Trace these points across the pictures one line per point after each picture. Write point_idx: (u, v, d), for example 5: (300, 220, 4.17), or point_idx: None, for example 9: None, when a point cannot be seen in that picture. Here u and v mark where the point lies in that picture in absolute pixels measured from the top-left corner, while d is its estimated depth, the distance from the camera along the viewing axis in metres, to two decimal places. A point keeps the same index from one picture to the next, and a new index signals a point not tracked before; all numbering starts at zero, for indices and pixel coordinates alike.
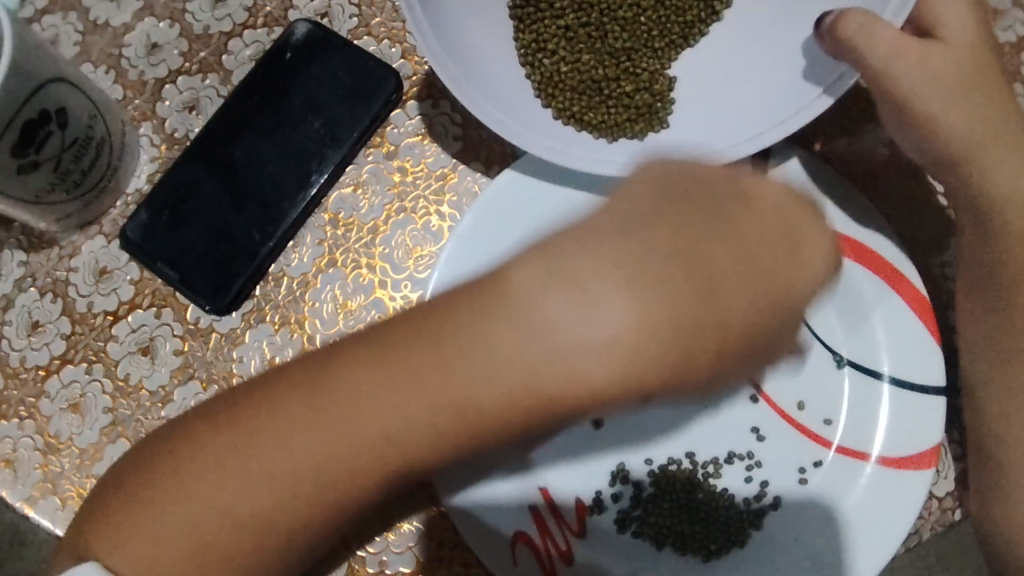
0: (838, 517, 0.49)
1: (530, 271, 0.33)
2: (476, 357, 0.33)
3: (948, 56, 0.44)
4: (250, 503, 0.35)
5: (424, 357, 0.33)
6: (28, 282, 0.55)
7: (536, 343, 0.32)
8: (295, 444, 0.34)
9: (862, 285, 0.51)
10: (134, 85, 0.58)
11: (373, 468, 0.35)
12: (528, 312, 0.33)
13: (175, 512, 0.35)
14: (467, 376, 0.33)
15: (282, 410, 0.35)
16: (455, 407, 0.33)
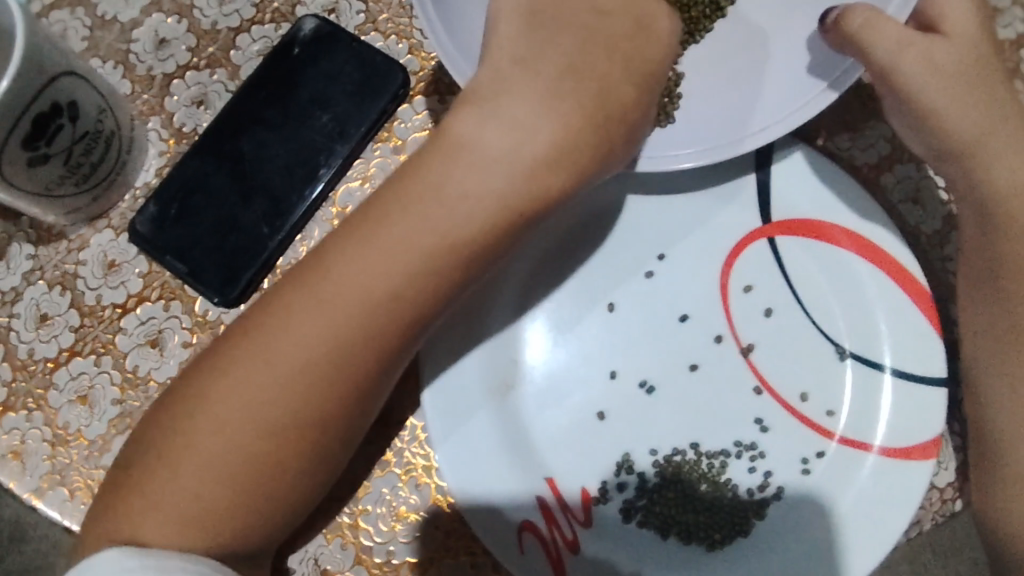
0: (841, 506, 0.50)
1: (468, 128, 0.41)
2: (402, 218, 0.40)
3: (950, 49, 0.44)
4: (251, 424, 0.38)
5: (388, 251, 0.39)
6: (36, 275, 0.55)
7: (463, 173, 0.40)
8: (265, 347, 0.39)
9: (863, 277, 0.52)
10: (142, 79, 0.58)
11: (364, 353, 0.39)
12: (443, 183, 0.40)
13: (188, 471, 0.38)
14: (404, 235, 0.39)
15: (262, 334, 0.39)
16: (414, 269, 0.39)
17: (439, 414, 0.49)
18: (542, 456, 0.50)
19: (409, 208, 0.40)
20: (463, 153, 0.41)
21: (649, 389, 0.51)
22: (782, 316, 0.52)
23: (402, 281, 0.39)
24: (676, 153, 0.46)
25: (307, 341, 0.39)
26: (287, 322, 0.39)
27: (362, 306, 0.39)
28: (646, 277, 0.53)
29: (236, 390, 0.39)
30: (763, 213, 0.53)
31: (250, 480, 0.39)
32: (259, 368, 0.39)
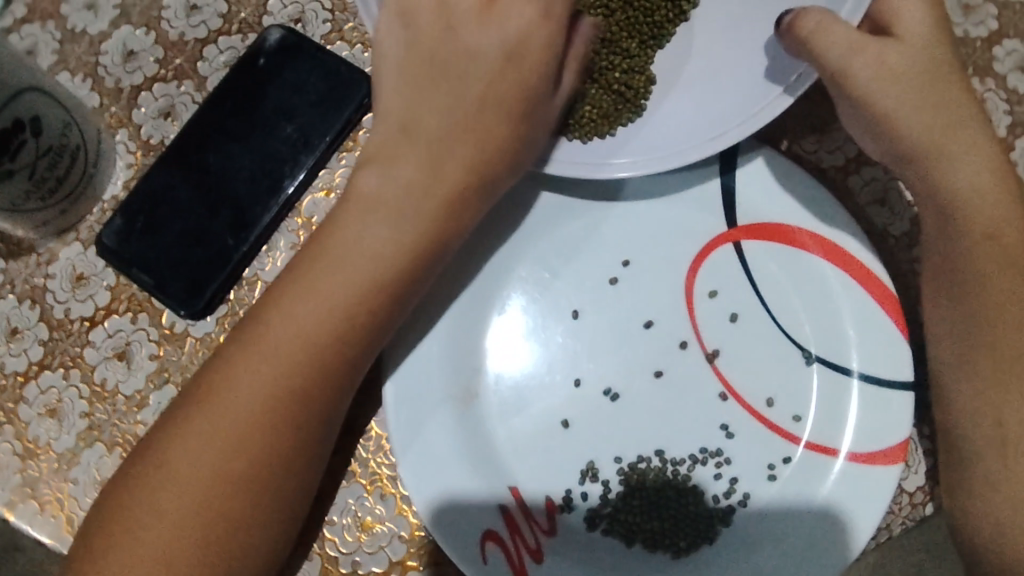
0: (806, 513, 0.50)
1: (370, 180, 0.45)
2: (325, 268, 0.44)
3: (904, 53, 0.44)
4: (212, 473, 0.41)
5: (315, 300, 0.43)
6: (6, 288, 0.56)
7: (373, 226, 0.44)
8: (219, 399, 0.42)
9: (829, 282, 0.51)
10: (110, 92, 0.58)
11: (306, 390, 0.43)
12: (354, 239, 0.44)
13: (155, 527, 0.40)
14: (328, 281, 0.44)
15: (213, 388, 0.43)
16: (343, 308, 0.44)
17: (399, 414, 0.49)
18: (506, 465, 0.51)
19: (331, 259, 0.44)
20: (364, 210, 0.45)
21: (614, 397, 0.51)
22: (747, 321, 0.52)
23: (326, 327, 0.43)
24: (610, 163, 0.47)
25: (255, 388, 0.42)
26: (234, 373, 0.43)
27: (298, 346, 0.43)
28: (611, 285, 0.53)
29: (195, 442, 0.42)
30: (728, 218, 0.53)
31: (216, 528, 0.41)
32: (206, 421, 0.42)
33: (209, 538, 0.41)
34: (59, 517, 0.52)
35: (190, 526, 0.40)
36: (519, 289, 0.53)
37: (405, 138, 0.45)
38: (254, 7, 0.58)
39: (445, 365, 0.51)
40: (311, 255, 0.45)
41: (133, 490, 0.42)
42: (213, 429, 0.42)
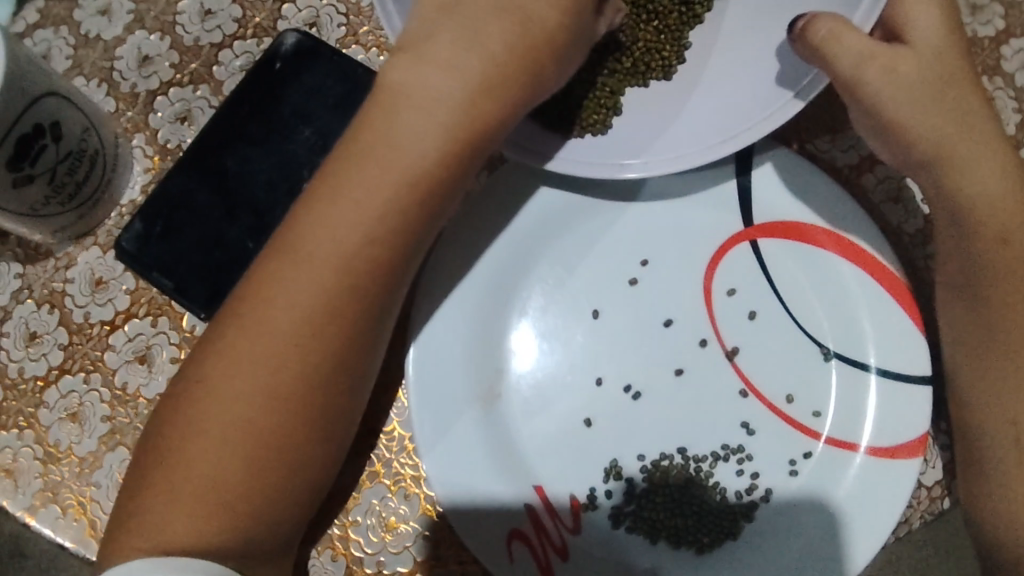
0: (830, 507, 0.50)
1: (392, 79, 0.40)
2: (357, 168, 0.40)
3: (915, 61, 0.45)
4: (252, 398, 0.40)
5: (348, 206, 0.40)
6: (25, 293, 0.56)
7: (403, 135, 0.40)
8: (251, 320, 0.40)
9: (847, 279, 0.52)
10: (126, 97, 0.58)
11: (345, 303, 0.40)
12: (380, 150, 0.40)
13: (198, 458, 0.39)
14: (360, 183, 0.40)
15: (246, 309, 0.40)
16: (377, 215, 0.40)
17: (422, 402, 0.50)
18: (530, 464, 0.51)
19: (363, 157, 0.40)
20: (393, 110, 0.40)
21: (635, 395, 0.52)
22: (767, 320, 0.52)
23: (357, 251, 0.40)
24: (621, 162, 0.46)
25: (290, 305, 0.40)
26: (268, 292, 0.40)
27: (334, 256, 0.40)
28: (630, 284, 0.53)
29: (233, 367, 0.40)
30: (745, 217, 0.53)
31: (259, 457, 0.40)
32: (247, 345, 0.40)
33: (255, 468, 0.40)
34: (82, 521, 0.52)
35: (233, 455, 0.39)
36: (539, 290, 0.53)
37: (442, 20, 0.41)
38: (269, 12, 0.58)
39: (465, 362, 0.51)
40: (336, 169, 0.41)
41: (179, 420, 0.41)
42: (250, 352, 0.40)
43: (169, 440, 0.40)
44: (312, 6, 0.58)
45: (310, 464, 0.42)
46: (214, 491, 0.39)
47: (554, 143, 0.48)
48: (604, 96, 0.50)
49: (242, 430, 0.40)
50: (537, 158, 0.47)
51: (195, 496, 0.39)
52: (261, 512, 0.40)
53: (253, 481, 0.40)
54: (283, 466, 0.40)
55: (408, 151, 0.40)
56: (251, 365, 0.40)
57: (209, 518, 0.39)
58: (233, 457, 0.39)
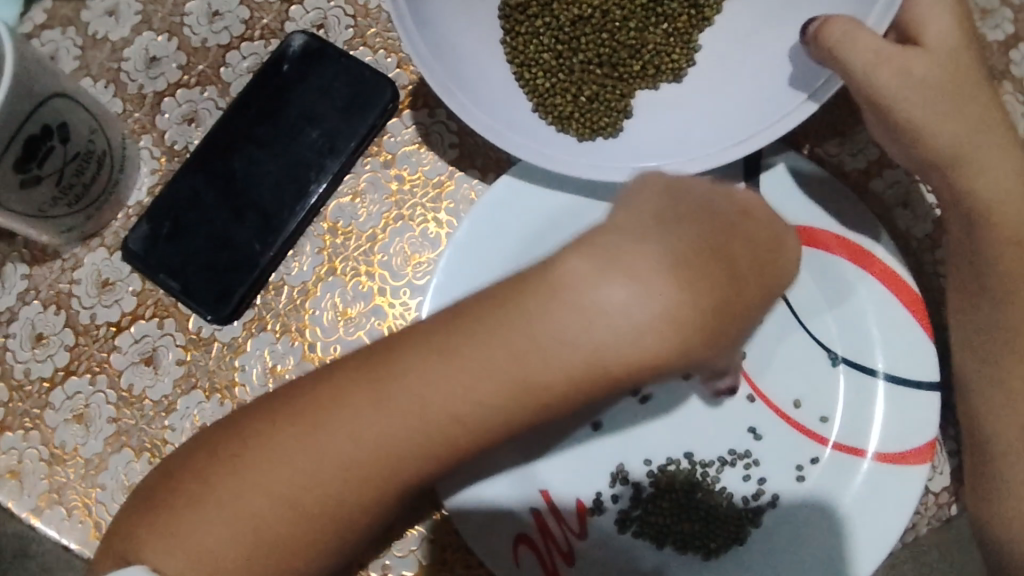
0: (837, 512, 0.50)
1: (569, 269, 0.35)
2: (589, 288, 0.34)
3: (929, 63, 0.44)
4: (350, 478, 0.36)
5: (499, 334, 0.35)
6: (31, 294, 0.56)
7: (580, 330, 0.34)
8: (385, 402, 0.36)
9: (855, 284, 0.52)
10: (134, 98, 0.58)
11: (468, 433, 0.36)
12: (617, 287, 0.34)
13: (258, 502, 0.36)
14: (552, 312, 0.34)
15: (384, 383, 0.36)
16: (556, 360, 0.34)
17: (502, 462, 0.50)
18: (536, 467, 0.51)
19: (603, 272, 0.34)
20: (587, 291, 0.34)
21: (646, 400, 0.51)
22: (775, 325, 0.52)
23: (499, 389, 0.35)
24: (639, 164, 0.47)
25: (427, 407, 0.36)
26: (406, 380, 0.36)
27: (477, 377, 0.35)
28: None
29: (349, 441, 0.36)
30: None
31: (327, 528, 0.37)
32: (368, 421, 0.36)
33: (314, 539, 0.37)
34: (87, 522, 0.52)
35: (281, 513, 0.36)
36: None
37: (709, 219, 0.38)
38: (276, 13, 0.58)
39: None
40: (530, 297, 0.35)
41: (251, 436, 0.37)
42: (360, 435, 0.36)
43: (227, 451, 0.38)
44: (320, 8, 0.58)
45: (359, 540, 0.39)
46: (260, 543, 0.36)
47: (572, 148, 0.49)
48: (614, 100, 0.51)
49: (304, 494, 0.36)
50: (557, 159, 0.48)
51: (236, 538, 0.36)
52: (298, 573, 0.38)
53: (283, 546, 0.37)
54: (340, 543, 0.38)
55: (564, 357, 0.34)
56: (357, 449, 0.36)
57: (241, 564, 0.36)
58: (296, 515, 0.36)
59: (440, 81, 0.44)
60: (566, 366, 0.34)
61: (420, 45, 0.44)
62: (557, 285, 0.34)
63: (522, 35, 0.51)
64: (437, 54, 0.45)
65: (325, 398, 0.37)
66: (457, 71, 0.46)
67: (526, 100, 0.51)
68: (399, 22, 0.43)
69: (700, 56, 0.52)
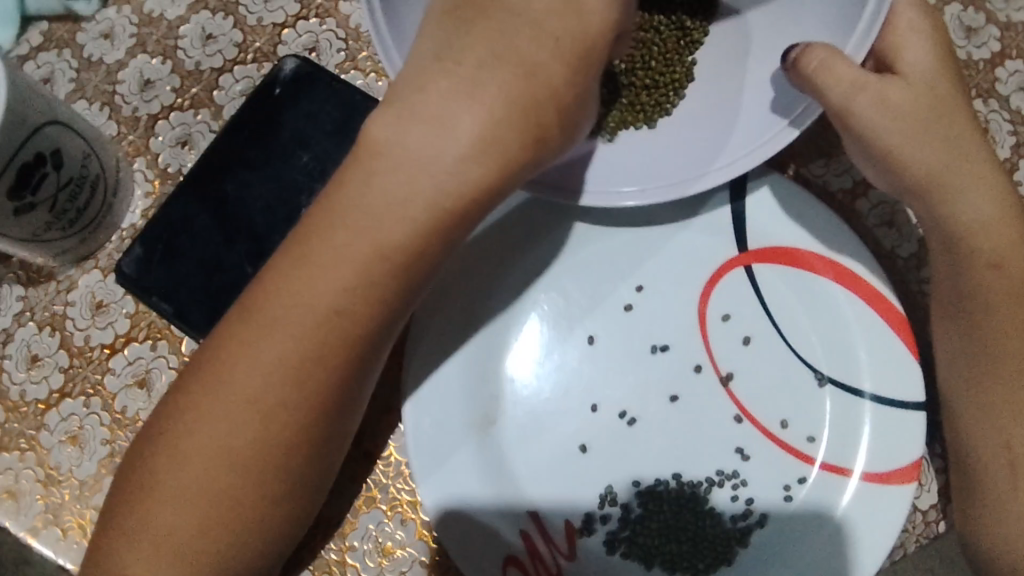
0: (823, 532, 0.50)
1: (385, 132, 0.39)
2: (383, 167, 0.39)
3: (907, 91, 0.45)
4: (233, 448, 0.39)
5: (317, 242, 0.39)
6: (27, 316, 0.56)
7: (403, 185, 0.38)
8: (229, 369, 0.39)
9: (841, 306, 0.52)
10: (128, 121, 0.59)
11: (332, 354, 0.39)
12: (411, 164, 0.38)
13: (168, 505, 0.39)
14: (366, 206, 0.39)
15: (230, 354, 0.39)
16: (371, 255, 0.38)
17: (417, 446, 0.50)
18: (524, 488, 0.51)
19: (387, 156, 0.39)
20: (398, 143, 0.39)
21: (630, 420, 0.52)
22: (760, 345, 0.53)
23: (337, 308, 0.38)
24: (619, 190, 0.47)
25: (272, 352, 0.38)
26: (246, 340, 0.39)
27: (313, 308, 0.38)
28: (625, 310, 0.54)
29: (214, 415, 0.39)
30: (740, 242, 0.53)
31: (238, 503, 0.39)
32: (226, 394, 0.39)
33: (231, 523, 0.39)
34: (83, 543, 0.53)
35: (189, 520, 0.39)
36: (537, 316, 0.53)
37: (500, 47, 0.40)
38: (269, 37, 0.59)
39: (463, 387, 0.52)
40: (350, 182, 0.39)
41: (150, 461, 0.40)
42: (217, 410, 0.39)
43: (129, 490, 0.40)
44: (312, 31, 0.59)
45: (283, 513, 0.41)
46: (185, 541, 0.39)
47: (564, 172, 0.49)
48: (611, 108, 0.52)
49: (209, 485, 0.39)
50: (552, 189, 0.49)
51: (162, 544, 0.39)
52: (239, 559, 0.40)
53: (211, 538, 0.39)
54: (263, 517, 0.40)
55: (395, 215, 0.38)
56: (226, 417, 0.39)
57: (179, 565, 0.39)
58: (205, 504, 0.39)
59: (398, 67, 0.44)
60: (413, 220, 0.39)
61: (383, 31, 0.43)
62: (384, 149, 0.39)
63: None
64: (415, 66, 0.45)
65: (171, 413, 0.40)
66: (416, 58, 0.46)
67: None
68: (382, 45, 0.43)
69: (692, 85, 0.52)
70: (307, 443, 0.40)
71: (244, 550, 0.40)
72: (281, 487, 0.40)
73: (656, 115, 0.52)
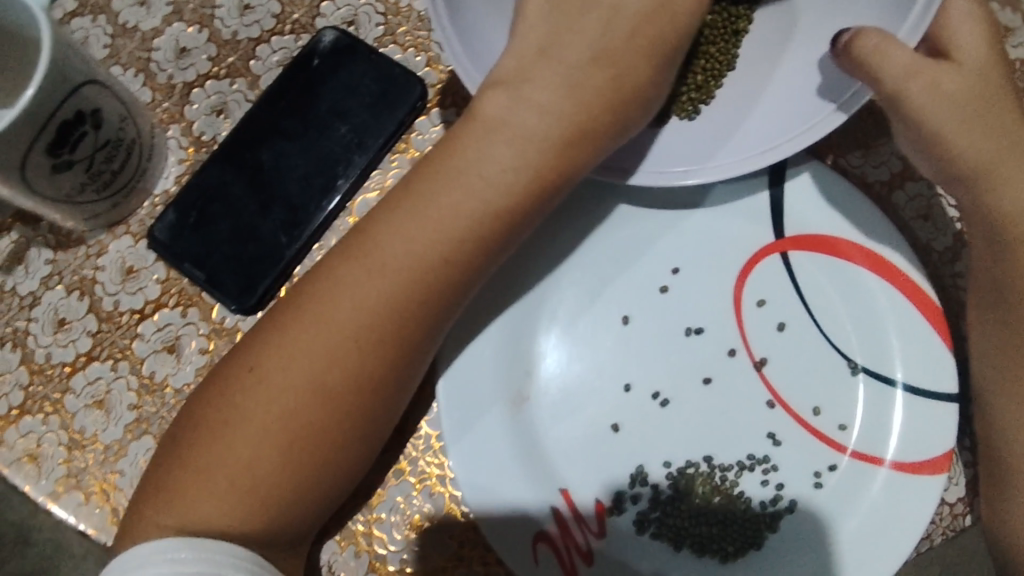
0: (853, 519, 0.50)
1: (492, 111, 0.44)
2: (482, 142, 0.44)
3: (959, 77, 0.45)
4: (311, 389, 0.42)
5: (409, 208, 0.44)
6: (55, 279, 0.56)
7: (490, 160, 0.44)
8: (317, 315, 0.43)
9: (875, 294, 0.52)
10: (163, 88, 0.59)
11: (416, 311, 0.44)
12: (504, 135, 0.44)
13: (238, 441, 0.41)
14: (461, 178, 0.44)
15: (320, 303, 0.43)
16: (461, 220, 0.43)
17: (454, 411, 0.50)
18: (556, 467, 0.51)
19: (484, 133, 0.44)
20: (496, 122, 0.44)
21: (663, 402, 0.52)
22: (795, 331, 0.53)
23: (428, 266, 0.43)
24: (669, 171, 0.48)
25: (360, 302, 0.43)
26: (336, 288, 0.43)
27: (407, 264, 0.43)
28: (661, 292, 0.53)
29: (296, 356, 0.42)
30: (777, 229, 0.53)
31: (306, 444, 0.42)
32: (314, 337, 0.42)
33: (296, 463, 0.42)
34: (105, 508, 0.52)
35: (270, 450, 0.41)
36: (569, 295, 0.53)
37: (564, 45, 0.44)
38: (307, 9, 0.59)
39: (498, 367, 0.51)
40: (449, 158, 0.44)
41: (222, 401, 0.42)
42: (313, 347, 0.42)
43: (207, 421, 0.42)
44: (351, 5, 0.59)
45: (347, 463, 0.44)
46: (254, 476, 0.41)
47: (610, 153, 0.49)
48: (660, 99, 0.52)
49: (284, 423, 0.41)
50: (603, 170, 0.48)
51: (228, 478, 0.41)
52: (300, 501, 0.43)
53: (278, 477, 0.41)
54: (328, 462, 0.43)
55: (481, 185, 0.43)
56: (310, 359, 0.42)
57: (241, 502, 0.41)
58: (276, 443, 0.41)
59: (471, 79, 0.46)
60: (502, 192, 0.44)
61: (454, 40, 0.44)
62: (483, 124, 0.44)
63: None
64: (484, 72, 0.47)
65: (259, 351, 0.43)
66: (482, 57, 0.46)
67: None
68: (463, 71, 0.45)
69: (735, 72, 0.52)
70: (382, 394, 0.44)
71: (310, 487, 0.43)
72: (356, 426, 0.43)
73: (699, 101, 0.52)
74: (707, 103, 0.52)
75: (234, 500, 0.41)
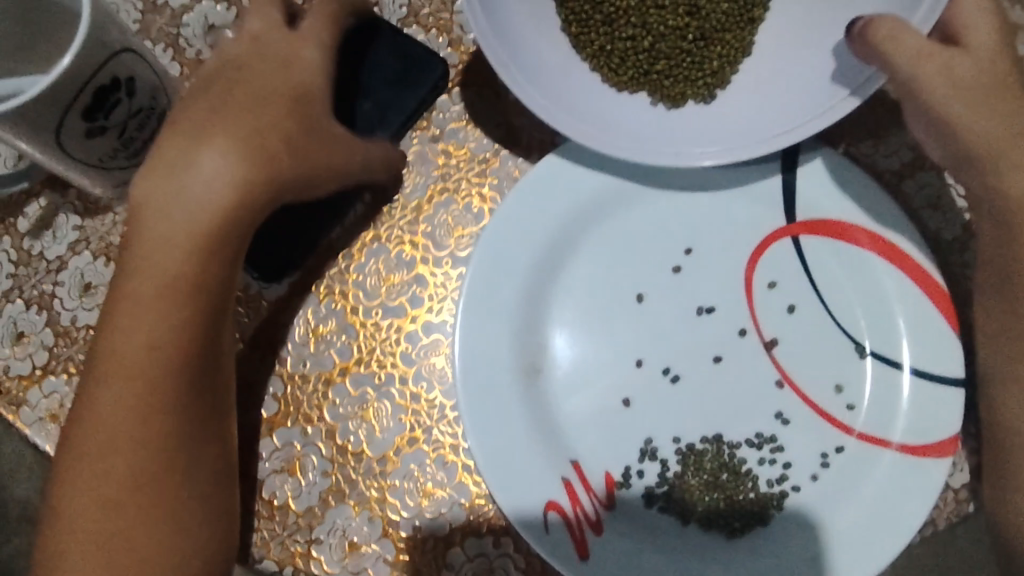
0: (857, 498, 0.51)
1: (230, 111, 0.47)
2: (173, 149, 0.45)
3: (972, 63, 0.46)
4: (138, 422, 0.43)
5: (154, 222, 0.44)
6: (82, 245, 0.57)
7: (204, 170, 0.44)
8: (135, 346, 0.44)
9: (885, 279, 0.53)
10: (191, 63, 0.60)
11: (168, 325, 0.44)
12: (200, 143, 0.45)
13: (84, 487, 0.43)
14: (181, 188, 0.44)
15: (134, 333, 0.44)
16: (189, 230, 0.44)
17: (469, 379, 0.51)
18: (567, 438, 0.52)
19: (192, 140, 0.45)
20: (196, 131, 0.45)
21: (674, 378, 0.53)
22: (805, 313, 0.54)
23: (172, 280, 0.44)
24: (694, 151, 0.49)
25: (134, 329, 0.44)
26: (141, 310, 0.44)
27: (149, 286, 0.44)
28: (674, 271, 0.54)
29: (118, 389, 0.44)
30: (789, 213, 0.54)
31: (141, 480, 0.44)
32: (127, 367, 0.43)
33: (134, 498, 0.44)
34: None
35: (112, 491, 0.43)
36: (584, 272, 0.54)
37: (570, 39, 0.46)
38: None
39: (512, 337, 0.52)
40: (170, 158, 0.44)
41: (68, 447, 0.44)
42: (131, 378, 0.43)
43: (64, 464, 0.44)
44: None
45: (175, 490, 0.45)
46: (102, 520, 0.43)
47: (631, 132, 0.50)
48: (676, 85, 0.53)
49: (117, 462, 0.43)
50: (626, 146, 0.49)
51: (82, 524, 0.43)
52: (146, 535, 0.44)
53: (126, 515, 0.43)
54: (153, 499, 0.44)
55: (207, 191, 0.44)
56: (132, 391, 0.43)
57: (96, 544, 0.43)
58: (116, 484, 0.43)
59: (502, 63, 0.47)
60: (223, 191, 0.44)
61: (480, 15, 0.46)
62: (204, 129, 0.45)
63: (592, 31, 0.53)
64: (510, 51, 0.48)
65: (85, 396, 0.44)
66: (507, 37, 0.48)
67: (606, 83, 0.53)
68: (487, 46, 0.46)
69: (751, 59, 0.53)
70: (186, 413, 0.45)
71: (146, 522, 0.44)
72: (170, 438, 0.44)
73: (715, 86, 0.53)
74: (723, 89, 0.53)
75: (90, 542, 0.43)
